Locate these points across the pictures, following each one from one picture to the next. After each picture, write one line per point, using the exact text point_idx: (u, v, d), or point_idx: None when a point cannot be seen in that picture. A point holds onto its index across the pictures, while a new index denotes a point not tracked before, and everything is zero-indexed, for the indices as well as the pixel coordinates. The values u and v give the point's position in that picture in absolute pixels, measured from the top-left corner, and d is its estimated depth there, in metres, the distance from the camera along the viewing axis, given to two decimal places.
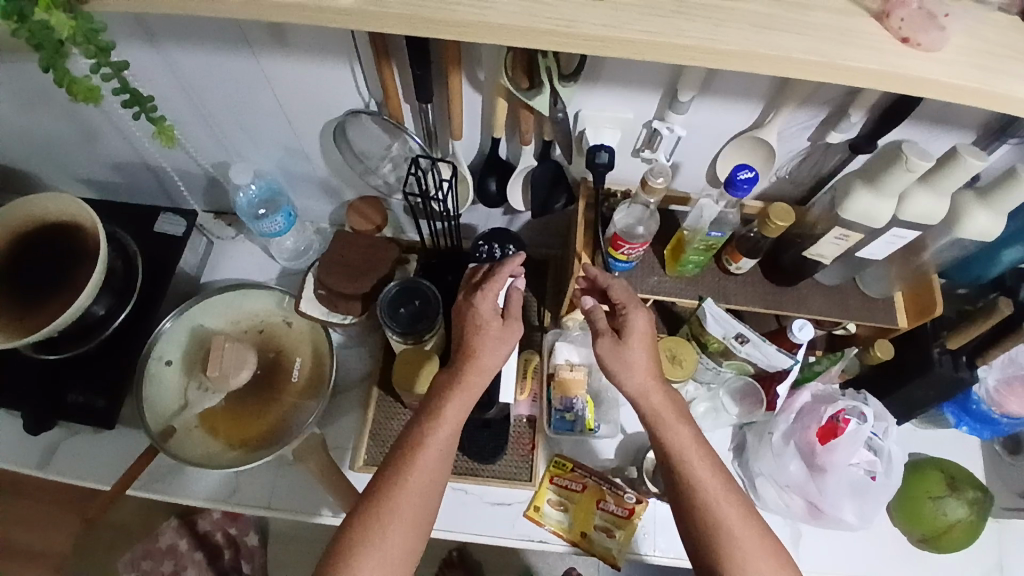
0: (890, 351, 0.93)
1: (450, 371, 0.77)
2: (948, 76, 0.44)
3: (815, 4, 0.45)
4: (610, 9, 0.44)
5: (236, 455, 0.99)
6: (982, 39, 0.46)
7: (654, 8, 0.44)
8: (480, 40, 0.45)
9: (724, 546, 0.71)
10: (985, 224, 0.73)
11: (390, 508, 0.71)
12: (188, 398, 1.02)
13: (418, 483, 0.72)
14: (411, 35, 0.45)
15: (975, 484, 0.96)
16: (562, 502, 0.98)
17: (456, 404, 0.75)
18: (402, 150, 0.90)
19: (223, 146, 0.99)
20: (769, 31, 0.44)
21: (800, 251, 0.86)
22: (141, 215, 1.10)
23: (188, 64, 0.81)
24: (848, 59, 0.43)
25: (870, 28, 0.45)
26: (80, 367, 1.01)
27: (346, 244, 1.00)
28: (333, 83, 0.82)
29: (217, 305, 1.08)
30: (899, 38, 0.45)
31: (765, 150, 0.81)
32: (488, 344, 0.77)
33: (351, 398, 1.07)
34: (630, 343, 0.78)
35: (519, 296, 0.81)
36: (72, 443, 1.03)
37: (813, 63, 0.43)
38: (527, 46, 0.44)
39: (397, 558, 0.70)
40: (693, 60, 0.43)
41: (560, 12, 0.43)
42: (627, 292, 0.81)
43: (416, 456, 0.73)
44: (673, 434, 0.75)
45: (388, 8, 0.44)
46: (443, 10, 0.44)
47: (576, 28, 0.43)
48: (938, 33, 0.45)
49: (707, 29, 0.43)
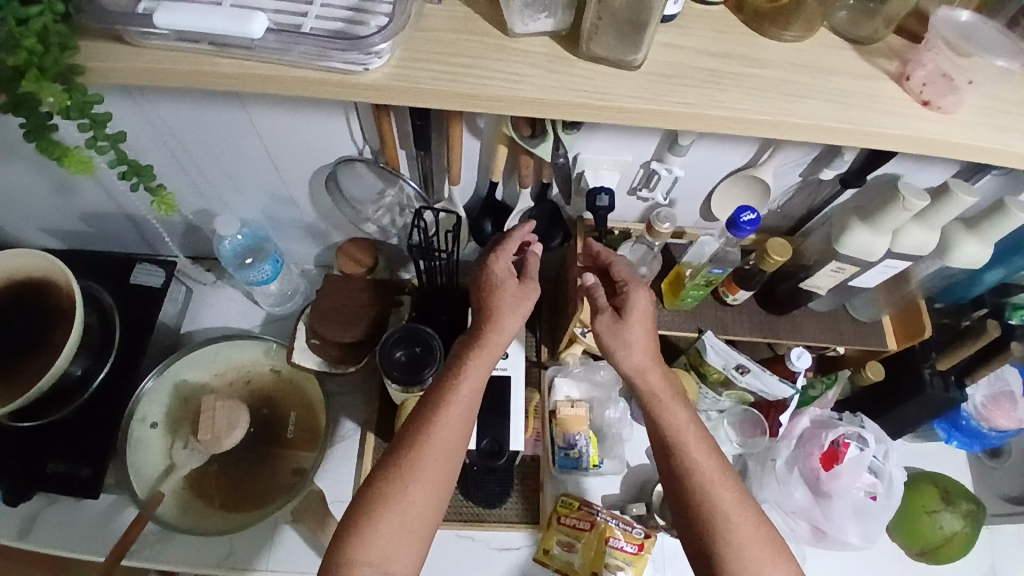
0: (881, 372, 0.94)
1: (470, 335, 0.77)
2: (964, 136, 0.52)
3: (837, 70, 0.53)
4: (643, 81, 0.52)
5: (230, 519, 0.95)
6: (993, 97, 0.54)
7: (686, 79, 0.52)
8: (515, 112, 0.51)
9: (722, 529, 0.68)
10: (974, 253, 0.76)
11: (413, 465, 0.69)
12: (174, 459, 0.98)
13: (441, 441, 0.70)
14: (443, 108, 0.51)
15: (968, 496, 0.99)
16: (572, 543, 0.95)
17: (478, 363, 0.74)
18: (398, 196, 0.89)
19: (204, 194, 0.94)
20: (802, 97, 0.52)
21: (797, 283, 0.87)
22: (116, 266, 1.04)
23: (170, 116, 0.78)
24: (872, 124, 0.52)
25: (896, 93, 0.53)
26: (59, 434, 0.95)
27: (336, 290, 0.97)
28: (326, 134, 0.80)
29: (201, 359, 1.04)
30: (921, 101, 0.53)
31: (759, 188, 0.83)
32: (507, 303, 0.77)
33: (349, 447, 1.03)
34: (630, 321, 0.77)
35: (536, 256, 0.81)
36: (54, 512, 0.97)
37: (841, 128, 0.51)
38: (566, 117, 0.51)
39: (414, 518, 0.68)
40: (730, 129, 0.50)
41: (597, 84, 0.51)
42: (630, 271, 0.82)
43: (439, 413, 0.71)
44: (668, 413, 0.74)
45: (444, 87, 0.49)
46: (476, 84, 0.50)
47: (611, 100, 0.51)
48: (955, 97, 0.52)
49: (745, 98, 0.51)
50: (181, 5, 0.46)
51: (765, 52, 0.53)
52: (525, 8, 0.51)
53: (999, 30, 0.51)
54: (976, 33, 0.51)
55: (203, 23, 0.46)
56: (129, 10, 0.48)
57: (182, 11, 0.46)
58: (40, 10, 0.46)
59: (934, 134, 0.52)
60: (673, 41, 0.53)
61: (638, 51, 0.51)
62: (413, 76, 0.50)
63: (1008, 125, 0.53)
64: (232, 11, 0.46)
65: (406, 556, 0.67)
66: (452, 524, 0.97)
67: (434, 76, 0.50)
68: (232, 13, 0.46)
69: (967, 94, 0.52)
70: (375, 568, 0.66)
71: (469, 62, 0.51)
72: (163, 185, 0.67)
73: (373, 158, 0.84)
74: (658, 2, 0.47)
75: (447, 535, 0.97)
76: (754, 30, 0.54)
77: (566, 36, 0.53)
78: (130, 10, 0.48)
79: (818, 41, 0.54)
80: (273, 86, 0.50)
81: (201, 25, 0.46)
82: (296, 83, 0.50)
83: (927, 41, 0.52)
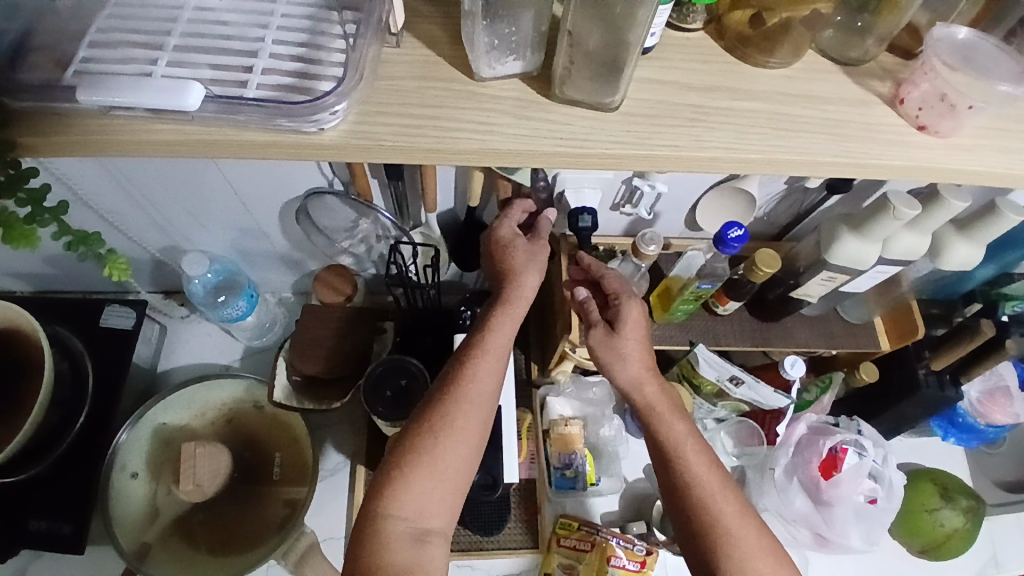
0: (876, 373, 0.92)
1: (492, 296, 0.75)
2: (964, 161, 0.51)
3: (828, 97, 0.51)
4: (620, 124, 0.49)
5: (219, 566, 0.92)
6: (987, 120, 0.53)
7: (668, 118, 0.49)
8: (488, 163, 0.48)
9: (723, 546, 0.66)
10: (964, 255, 0.75)
11: (447, 415, 0.67)
12: (157, 504, 0.94)
13: (472, 394, 0.68)
14: (411, 163, 0.48)
15: (968, 492, 0.97)
16: (573, 565, 0.92)
17: (505, 321, 0.72)
18: (372, 227, 0.87)
19: (166, 231, 0.90)
20: (789, 130, 0.50)
21: (788, 290, 0.85)
22: (81, 309, 0.99)
23: (127, 164, 0.75)
24: (864, 154, 0.50)
25: (890, 118, 0.51)
26: (36, 492, 0.91)
27: (316, 321, 0.93)
28: (292, 170, 0.78)
29: (179, 401, 1.00)
30: (917, 126, 0.51)
31: (744, 199, 0.82)
32: (523, 262, 0.73)
33: (339, 481, 1.00)
34: (624, 332, 0.75)
35: (551, 219, 0.76)
36: (42, 567, 0.94)
37: (832, 161, 0.49)
38: (542, 165, 0.49)
39: (450, 470, 0.66)
40: (712, 169, 0.48)
41: (575, 130, 0.49)
42: (621, 283, 0.78)
43: (466, 370, 0.69)
44: (663, 424, 0.72)
45: (412, 143, 0.47)
46: (444, 136, 0.47)
47: (589, 146, 0.49)
48: (953, 121, 0.50)
49: (731, 136, 0.49)
50: (110, 77, 0.43)
51: (751, 82, 0.51)
52: (491, 51, 0.48)
53: (997, 50, 0.50)
54: (972, 56, 0.50)
55: (132, 97, 0.42)
56: (54, 81, 0.44)
57: (110, 84, 0.43)
58: None
59: (926, 159, 0.51)
60: (654, 74, 0.51)
61: (615, 93, 0.48)
62: (375, 132, 0.47)
63: (1004, 149, 0.52)
64: (165, 81, 0.43)
65: (440, 510, 0.65)
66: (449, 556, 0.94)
67: (398, 131, 0.47)
68: (166, 84, 0.43)
69: (967, 118, 0.51)
70: (409, 523, 0.64)
71: (438, 112, 0.48)
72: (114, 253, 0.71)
73: (343, 189, 0.82)
74: (635, 39, 0.45)
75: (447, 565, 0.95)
76: (738, 57, 0.52)
77: (537, 77, 0.50)
78: (53, 81, 0.44)
79: (804, 66, 0.52)
80: (229, 148, 0.47)
81: (130, 100, 0.42)
82: (250, 146, 0.47)
83: (924, 62, 0.50)
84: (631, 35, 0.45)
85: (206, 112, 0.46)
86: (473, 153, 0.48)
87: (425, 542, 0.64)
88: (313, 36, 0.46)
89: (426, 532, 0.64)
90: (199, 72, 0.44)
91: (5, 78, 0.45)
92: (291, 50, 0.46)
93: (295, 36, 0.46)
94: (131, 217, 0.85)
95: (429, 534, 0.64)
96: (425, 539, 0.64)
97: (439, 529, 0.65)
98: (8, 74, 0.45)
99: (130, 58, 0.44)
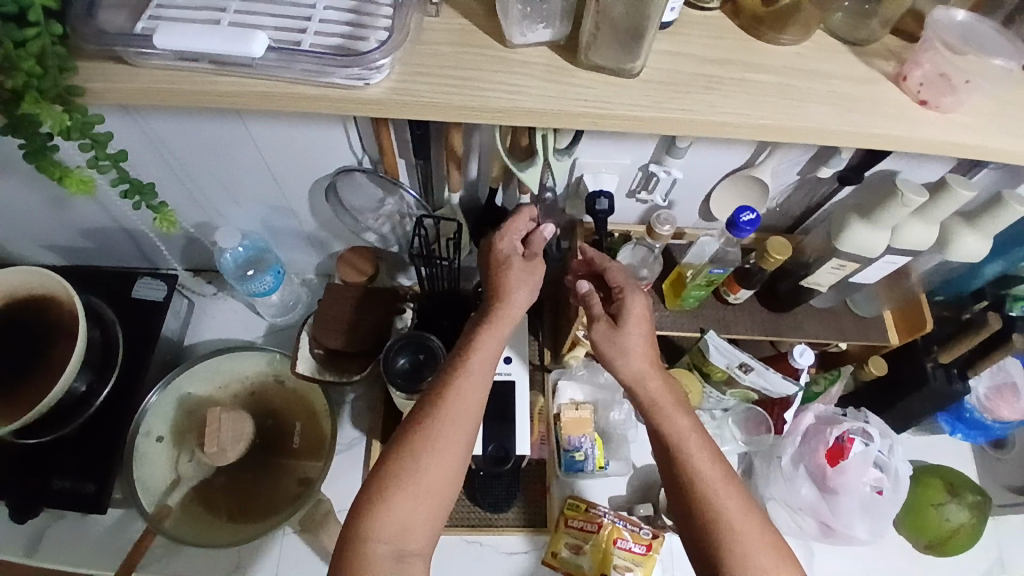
0: (884, 367, 0.94)
1: (480, 313, 0.78)
2: (965, 136, 0.53)
3: (836, 74, 0.54)
4: (641, 92, 0.52)
5: (235, 530, 0.95)
6: (989, 99, 0.55)
7: (685, 86, 0.53)
8: (515, 123, 0.52)
9: (727, 542, 0.67)
10: (973, 246, 0.77)
11: (425, 439, 0.69)
12: (179, 472, 0.98)
13: (451, 415, 0.70)
14: (445, 120, 0.52)
15: (975, 488, 0.99)
16: (580, 545, 0.95)
17: (487, 339, 0.74)
18: (397, 205, 0.91)
19: (200, 203, 0.94)
20: (800, 102, 0.53)
21: (797, 280, 0.87)
22: (117, 280, 1.05)
23: (167, 130, 0.78)
24: (869, 126, 0.53)
25: (895, 95, 0.54)
26: (63, 453, 0.95)
27: (337, 298, 0.97)
28: (324, 144, 0.81)
29: (204, 371, 1.04)
30: (918, 101, 0.54)
31: (758, 187, 0.84)
32: (515, 279, 0.77)
33: (355, 454, 1.03)
34: (628, 328, 0.77)
35: (546, 235, 0.80)
36: (64, 526, 0.98)
37: (838, 131, 0.52)
38: (567, 126, 0.52)
39: (430, 492, 0.67)
40: (726, 134, 0.51)
41: (596, 94, 0.52)
42: (624, 276, 0.82)
43: (448, 388, 0.71)
44: (667, 421, 0.73)
45: (448, 99, 0.50)
46: (476, 96, 0.50)
47: (611, 110, 0.52)
48: (953, 96, 0.53)
49: (743, 104, 0.52)
50: (182, 26, 0.47)
51: (763, 57, 0.54)
52: (523, 20, 0.52)
53: (997, 32, 0.53)
54: (972, 36, 0.52)
55: (202, 44, 0.47)
56: (127, 31, 0.49)
57: (181, 32, 0.47)
58: (37, 32, 0.45)
59: (929, 133, 0.54)
60: (672, 48, 0.54)
61: (636, 59, 0.51)
62: (413, 89, 0.51)
63: (1003, 128, 0.54)
64: (231, 31, 0.47)
65: (421, 531, 0.67)
66: (459, 530, 0.97)
67: (434, 88, 0.51)
68: (231, 35, 0.47)
69: (966, 94, 0.54)
70: (389, 544, 0.65)
71: (471, 74, 0.51)
72: (163, 203, 0.70)
73: (372, 167, 0.85)
74: (654, 11, 0.48)
75: (456, 541, 0.97)
76: (752, 35, 0.55)
77: (564, 46, 0.54)
78: (126, 31, 0.49)
79: (814, 44, 0.56)
80: (288, 102, 0.52)
81: (203, 45, 0.47)
82: (298, 96, 0.51)
83: (926, 42, 0.53)
84: (652, 7, 0.48)
85: (261, 66, 0.50)
86: (502, 112, 0.52)
87: (405, 562, 0.65)
88: (361, 5, 0.51)
89: (406, 553, 0.65)
90: (265, 27, 0.49)
91: (86, 23, 0.49)
92: (341, 16, 0.50)
93: (344, 3, 0.51)
94: (167, 190, 0.89)
95: (408, 555, 0.65)
96: (405, 559, 0.65)
97: (420, 549, 0.66)
98: (88, 22, 0.49)
99: (199, 14, 0.49)
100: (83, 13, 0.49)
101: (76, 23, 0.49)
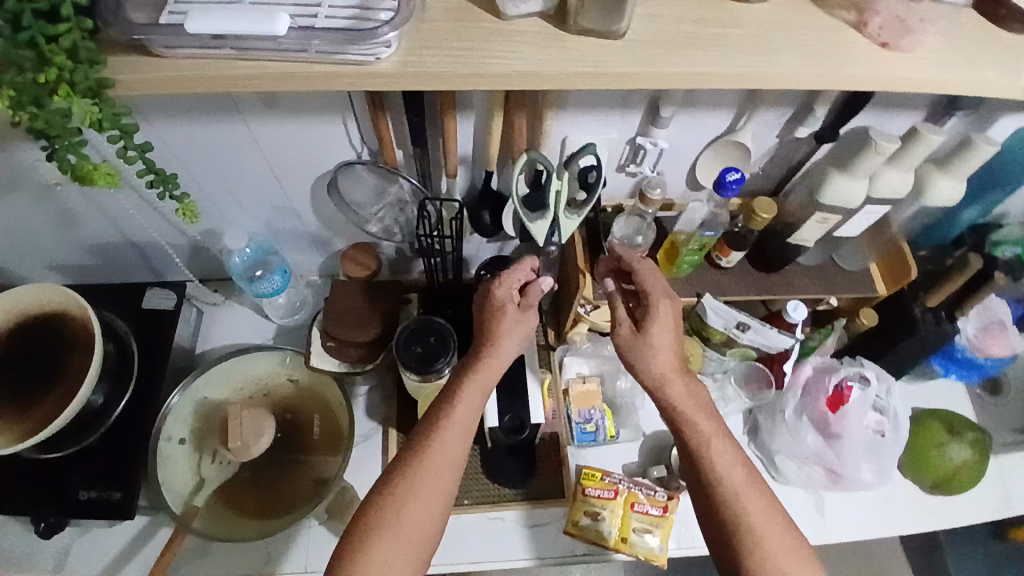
0: (875, 317, 0.97)
1: (467, 361, 0.80)
2: (924, 72, 0.58)
3: (803, 26, 0.59)
4: (628, 51, 0.56)
5: (262, 525, 0.97)
6: (946, 37, 0.60)
7: (666, 44, 0.57)
8: (514, 87, 0.56)
9: (748, 544, 0.69)
10: (948, 189, 0.81)
11: (408, 490, 0.71)
12: (203, 474, 1.00)
13: (434, 465, 0.73)
14: (449, 88, 0.55)
15: (972, 426, 1.04)
16: (599, 513, 0.97)
17: (474, 388, 0.76)
18: (400, 191, 0.93)
19: (208, 210, 0.97)
20: (772, 52, 0.57)
21: (785, 239, 0.91)
22: (126, 293, 1.07)
23: (175, 136, 0.82)
24: (836, 70, 0.57)
25: (859, 40, 0.59)
26: (87, 464, 0.97)
27: (345, 294, 1.00)
28: (327, 139, 0.84)
29: (219, 374, 1.06)
30: (880, 43, 0.58)
31: (741, 152, 0.89)
32: (507, 327, 0.80)
33: (373, 444, 1.06)
34: (651, 332, 0.78)
35: (540, 288, 0.83)
36: (92, 536, 1.00)
37: (808, 77, 0.57)
38: (562, 87, 0.56)
39: (411, 541, 0.70)
40: (707, 85, 0.55)
41: (587, 55, 0.56)
42: (650, 277, 0.82)
43: (434, 437, 0.74)
44: (692, 425, 0.75)
45: (452, 68, 0.54)
46: (477, 65, 0.54)
47: (602, 69, 0.56)
48: (909, 37, 0.58)
49: (720, 57, 0.56)
50: (209, 12, 0.51)
51: (735, 15, 0.58)
52: None
53: None
54: None
55: (228, 27, 0.51)
56: (152, 23, 0.53)
57: (209, 17, 0.51)
58: (68, 27, 0.48)
59: (892, 74, 0.58)
60: (651, 11, 0.58)
61: (620, 21, 0.55)
62: (421, 61, 0.54)
63: (959, 62, 0.59)
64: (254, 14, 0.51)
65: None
66: (480, 507, 1.00)
67: (440, 59, 0.55)
68: (254, 17, 0.51)
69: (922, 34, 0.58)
70: None
71: (470, 46, 0.55)
72: (184, 194, 0.70)
73: (372, 159, 0.88)
74: None
75: (479, 519, 1.00)
76: None
77: (553, 15, 0.58)
78: (152, 22, 0.53)
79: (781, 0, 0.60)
80: (302, 82, 0.55)
81: (229, 25, 0.51)
82: (311, 77, 0.55)
83: None
84: None
85: (276, 48, 0.54)
86: (501, 78, 0.55)
87: None
88: None
89: None
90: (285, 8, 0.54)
91: (115, 14, 0.53)
92: (348, 2, 0.54)
93: None
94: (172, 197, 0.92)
95: None
96: None
97: None
98: (117, 14, 0.53)
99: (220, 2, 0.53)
100: (111, 8, 0.53)
101: (104, 16, 0.53)
